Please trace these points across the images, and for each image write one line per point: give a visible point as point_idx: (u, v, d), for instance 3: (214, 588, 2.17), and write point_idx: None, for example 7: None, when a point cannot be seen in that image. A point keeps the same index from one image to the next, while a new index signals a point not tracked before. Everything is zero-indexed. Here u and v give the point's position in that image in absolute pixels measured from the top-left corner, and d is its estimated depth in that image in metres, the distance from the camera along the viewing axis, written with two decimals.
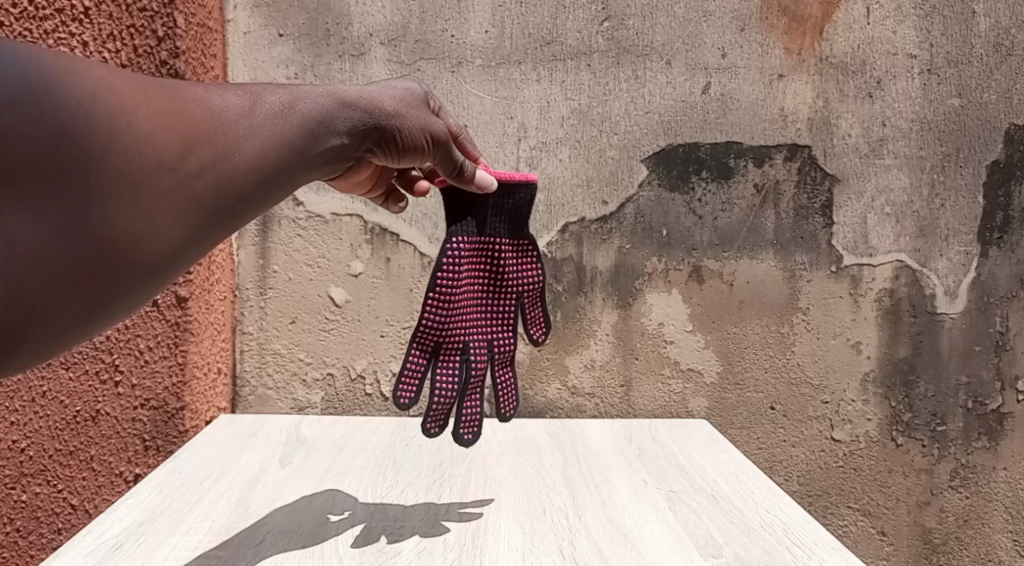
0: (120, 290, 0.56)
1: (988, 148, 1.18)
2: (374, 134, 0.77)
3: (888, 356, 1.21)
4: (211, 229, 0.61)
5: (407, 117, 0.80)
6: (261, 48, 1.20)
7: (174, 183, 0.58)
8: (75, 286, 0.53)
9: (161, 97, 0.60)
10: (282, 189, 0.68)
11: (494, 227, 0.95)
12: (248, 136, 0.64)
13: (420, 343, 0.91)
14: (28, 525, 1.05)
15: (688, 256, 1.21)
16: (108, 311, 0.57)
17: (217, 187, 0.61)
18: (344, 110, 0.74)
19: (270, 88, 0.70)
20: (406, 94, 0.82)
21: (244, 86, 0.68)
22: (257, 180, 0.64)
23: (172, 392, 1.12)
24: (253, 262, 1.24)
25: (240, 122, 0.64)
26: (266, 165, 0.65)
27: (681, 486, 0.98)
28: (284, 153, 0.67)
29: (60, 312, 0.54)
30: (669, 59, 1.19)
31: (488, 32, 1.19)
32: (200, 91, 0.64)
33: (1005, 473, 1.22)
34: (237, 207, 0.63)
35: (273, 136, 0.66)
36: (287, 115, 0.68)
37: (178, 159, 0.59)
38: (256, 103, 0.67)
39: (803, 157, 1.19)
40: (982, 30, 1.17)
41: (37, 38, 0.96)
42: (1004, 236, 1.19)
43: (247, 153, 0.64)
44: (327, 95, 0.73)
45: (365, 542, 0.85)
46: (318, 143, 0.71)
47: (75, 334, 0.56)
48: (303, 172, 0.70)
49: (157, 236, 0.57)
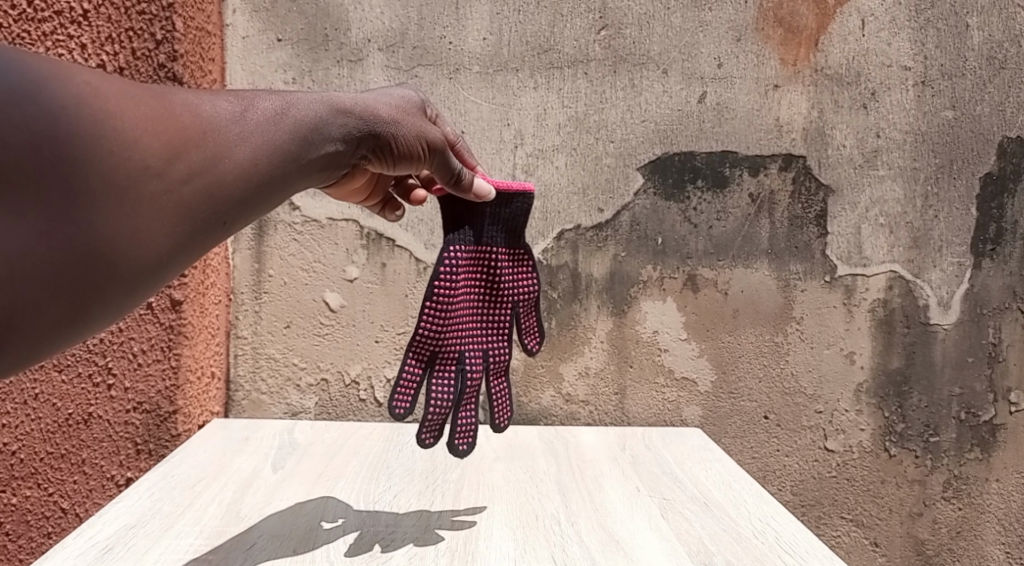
0: (104, 297, 0.56)
1: (981, 160, 1.19)
2: (370, 141, 0.77)
3: (881, 366, 1.21)
4: (199, 236, 0.61)
5: (403, 124, 0.80)
6: (260, 52, 1.21)
7: (161, 189, 0.58)
8: (56, 291, 0.53)
9: (150, 103, 0.60)
10: (273, 196, 0.68)
11: (491, 235, 0.96)
12: (239, 142, 0.65)
13: (416, 352, 0.91)
14: (18, 528, 1.06)
15: (683, 265, 1.21)
16: (91, 317, 0.57)
17: (205, 194, 0.61)
18: (339, 116, 0.74)
19: (262, 94, 0.70)
20: (402, 102, 0.83)
21: (237, 93, 0.68)
22: (247, 187, 0.64)
23: (165, 395, 1.12)
24: (248, 265, 1.24)
25: (230, 128, 0.64)
26: (257, 172, 0.65)
27: (674, 494, 0.98)
28: (275, 160, 0.67)
29: (41, 320, 0.53)
30: (666, 68, 1.20)
31: (486, 39, 1.20)
32: (189, 97, 0.64)
33: (997, 485, 1.22)
34: (226, 214, 0.63)
35: (264, 142, 0.66)
36: (279, 121, 0.69)
37: (165, 164, 0.59)
38: (248, 109, 0.67)
39: (798, 167, 1.20)
40: (975, 44, 1.18)
41: (35, 40, 0.97)
42: (997, 247, 1.20)
43: (236, 159, 0.64)
44: (321, 102, 0.73)
45: (357, 550, 0.84)
46: (311, 150, 0.71)
47: (58, 340, 0.56)
48: (296, 179, 0.70)
49: (144, 243, 0.57)
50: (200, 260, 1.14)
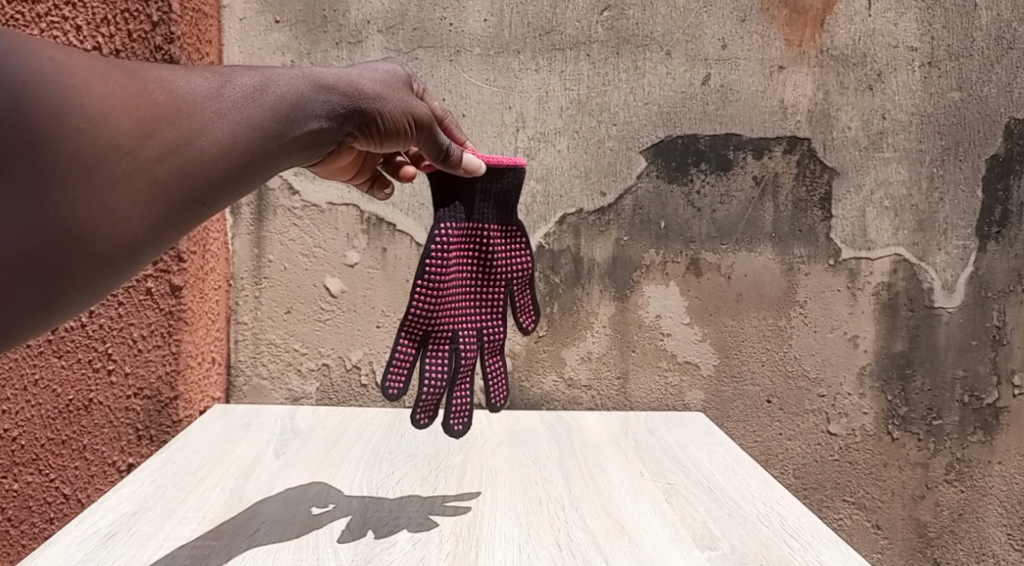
0: (77, 279, 0.55)
1: (987, 142, 1.18)
2: (355, 118, 0.76)
3: (885, 350, 1.21)
4: (176, 217, 0.61)
5: (388, 100, 0.79)
6: (257, 34, 1.19)
7: (134, 168, 0.57)
8: (25, 275, 0.52)
9: (121, 80, 0.58)
10: (255, 176, 0.67)
11: (482, 212, 0.94)
12: (215, 120, 0.63)
13: (409, 331, 0.90)
14: (21, 513, 1.08)
15: (686, 248, 1.21)
16: (64, 301, 0.56)
17: (182, 172, 0.60)
18: (322, 93, 0.73)
19: (241, 70, 0.69)
20: (387, 77, 0.81)
21: (214, 69, 0.67)
22: (226, 166, 0.64)
23: (165, 381, 1.11)
24: (248, 251, 1.23)
25: (206, 105, 0.63)
26: (236, 150, 0.64)
27: (678, 479, 0.98)
28: (255, 137, 0.66)
29: (13, 305, 0.53)
30: (669, 50, 1.18)
31: (487, 20, 1.18)
32: (163, 73, 0.63)
33: (1000, 467, 1.22)
34: (205, 194, 0.63)
35: (242, 119, 0.65)
36: (258, 98, 0.68)
37: (138, 143, 0.57)
38: (225, 85, 0.66)
39: (803, 149, 1.19)
40: (983, 24, 1.17)
41: (28, 22, 0.97)
42: (1003, 230, 1.19)
43: (214, 136, 0.63)
44: (304, 77, 0.72)
45: (355, 534, 0.84)
46: (293, 128, 0.70)
47: (32, 324, 0.55)
48: (278, 157, 0.69)
49: (118, 224, 0.57)
50: (199, 244, 1.13)
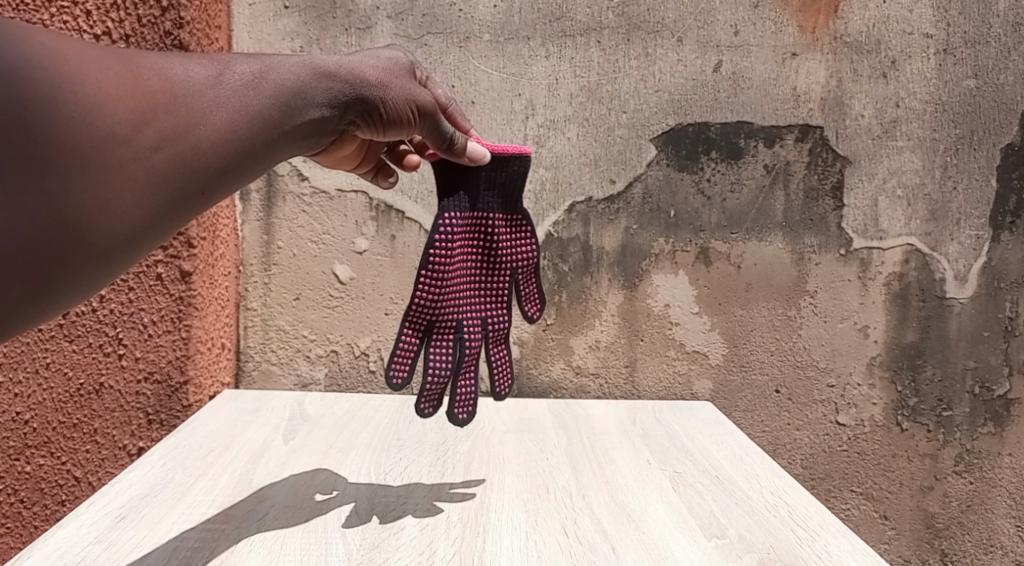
0: (75, 269, 0.55)
1: (1003, 130, 1.16)
2: (357, 106, 0.76)
3: (895, 340, 1.20)
4: (174, 208, 0.61)
5: (390, 87, 0.79)
6: (266, 20, 1.18)
7: (131, 157, 0.57)
8: (23, 264, 0.52)
9: (116, 67, 0.58)
10: (254, 165, 0.67)
11: (487, 201, 0.94)
12: (213, 108, 0.63)
13: (413, 321, 0.90)
14: (33, 495, 1.09)
15: (695, 237, 1.20)
16: (60, 292, 0.55)
17: (179, 162, 0.60)
18: (323, 81, 0.73)
19: (239, 58, 0.68)
20: (390, 64, 0.81)
21: (212, 57, 0.67)
22: (224, 155, 0.64)
23: (175, 365, 1.12)
24: (257, 237, 1.23)
25: (205, 93, 0.63)
26: (234, 140, 0.64)
27: (685, 468, 0.98)
28: (253, 126, 0.66)
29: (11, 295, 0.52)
30: (681, 36, 1.17)
31: (497, 6, 1.18)
32: (159, 61, 0.62)
33: (1010, 459, 1.21)
34: (204, 184, 0.63)
35: (241, 107, 0.65)
36: (258, 86, 0.67)
37: (134, 131, 0.57)
38: (223, 73, 0.66)
39: (815, 137, 1.18)
40: (1000, 10, 1.15)
41: (39, 7, 0.97)
42: (1017, 220, 1.18)
43: (213, 126, 0.63)
44: (304, 65, 0.72)
45: (362, 520, 0.85)
46: (294, 116, 0.70)
47: (28, 315, 0.55)
48: (278, 146, 0.69)
49: (115, 214, 0.57)
50: (209, 231, 1.14)
